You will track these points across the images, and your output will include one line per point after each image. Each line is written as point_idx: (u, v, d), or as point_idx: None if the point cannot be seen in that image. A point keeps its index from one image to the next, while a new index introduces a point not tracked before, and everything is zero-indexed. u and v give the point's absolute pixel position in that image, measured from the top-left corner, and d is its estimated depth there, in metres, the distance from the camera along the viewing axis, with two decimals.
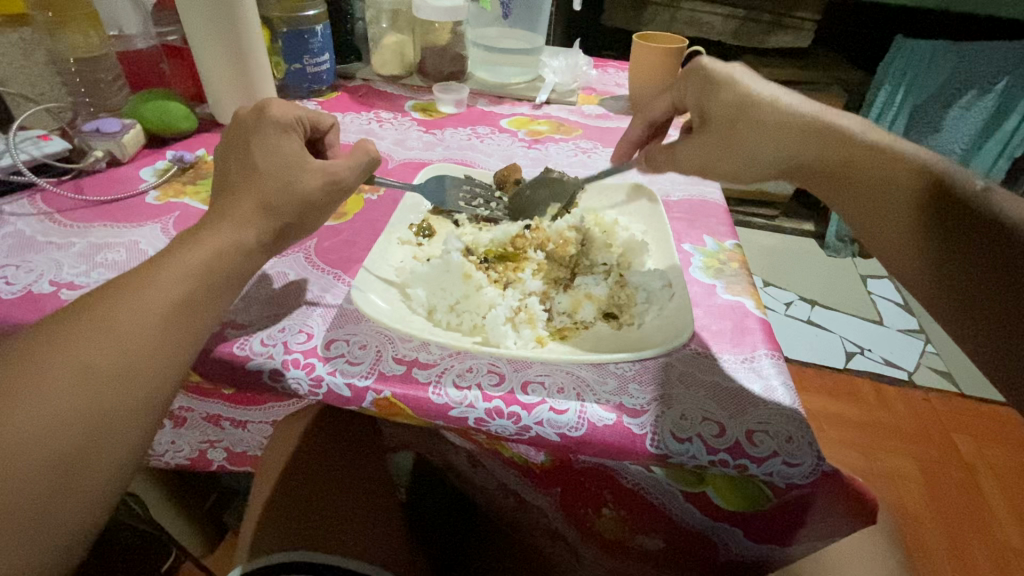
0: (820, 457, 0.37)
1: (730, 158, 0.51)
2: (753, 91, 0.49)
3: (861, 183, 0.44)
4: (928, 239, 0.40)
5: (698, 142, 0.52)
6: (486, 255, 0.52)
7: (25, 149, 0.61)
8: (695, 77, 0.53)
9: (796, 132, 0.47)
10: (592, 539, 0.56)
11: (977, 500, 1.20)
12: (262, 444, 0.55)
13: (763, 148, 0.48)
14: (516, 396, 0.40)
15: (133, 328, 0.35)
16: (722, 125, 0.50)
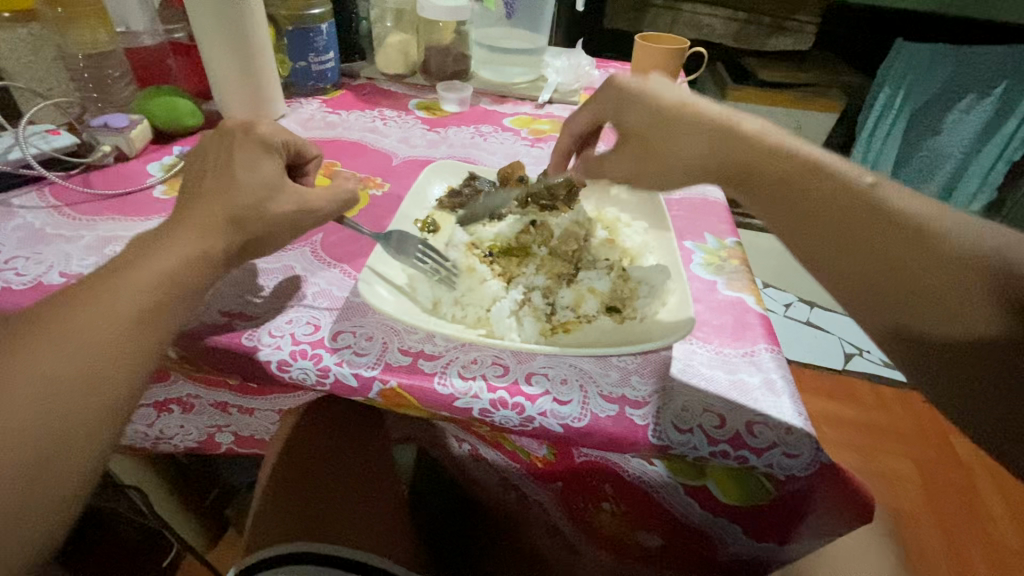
0: (819, 448, 0.38)
1: (653, 167, 0.50)
2: (672, 102, 0.49)
3: (796, 204, 0.43)
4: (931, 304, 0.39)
5: (619, 154, 0.52)
6: (490, 249, 0.53)
7: (34, 143, 0.62)
8: (611, 94, 0.53)
9: (720, 141, 0.46)
10: (592, 536, 0.56)
11: (974, 502, 1.20)
12: (269, 428, 0.56)
13: (688, 157, 0.47)
14: (520, 387, 0.41)
15: (117, 320, 0.35)
16: (637, 139, 0.51)
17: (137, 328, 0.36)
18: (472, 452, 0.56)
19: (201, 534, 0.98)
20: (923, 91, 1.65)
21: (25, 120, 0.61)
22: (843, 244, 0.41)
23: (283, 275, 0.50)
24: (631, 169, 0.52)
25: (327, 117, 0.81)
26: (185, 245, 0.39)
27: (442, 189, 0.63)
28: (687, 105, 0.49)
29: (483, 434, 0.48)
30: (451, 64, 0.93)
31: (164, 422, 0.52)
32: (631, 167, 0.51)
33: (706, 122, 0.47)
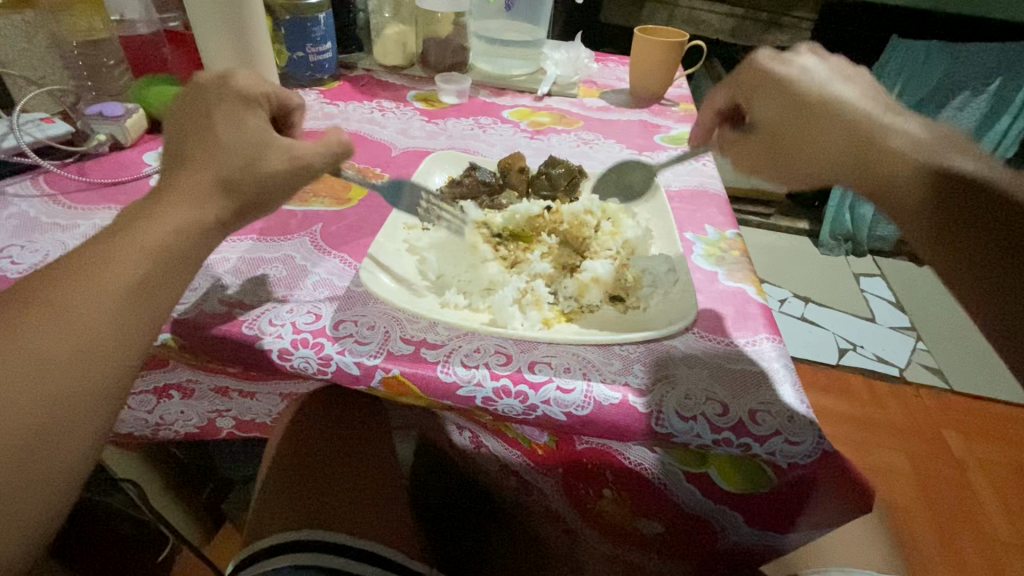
0: (821, 436, 0.38)
1: (787, 165, 0.50)
2: (805, 87, 0.48)
3: (903, 209, 0.42)
4: (958, 235, 0.38)
5: (748, 145, 0.53)
6: (501, 231, 0.53)
7: (28, 131, 0.61)
8: (747, 75, 0.52)
9: (855, 142, 0.45)
10: (590, 521, 0.57)
11: (966, 495, 1.22)
12: (271, 412, 0.55)
13: (819, 158, 0.47)
14: (524, 375, 0.41)
15: (103, 301, 0.34)
16: (769, 131, 0.51)
17: (118, 310, 0.35)
18: (473, 441, 0.55)
19: (196, 529, 0.97)
20: (919, 89, 1.67)
21: (18, 108, 0.60)
22: (975, 256, 0.38)
23: (283, 264, 0.49)
24: (760, 160, 0.53)
25: (324, 108, 0.81)
26: (186, 222, 0.39)
27: (442, 179, 0.64)
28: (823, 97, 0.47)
29: (485, 423, 0.48)
30: (449, 56, 0.93)
31: (162, 409, 0.52)
32: (763, 158, 0.52)
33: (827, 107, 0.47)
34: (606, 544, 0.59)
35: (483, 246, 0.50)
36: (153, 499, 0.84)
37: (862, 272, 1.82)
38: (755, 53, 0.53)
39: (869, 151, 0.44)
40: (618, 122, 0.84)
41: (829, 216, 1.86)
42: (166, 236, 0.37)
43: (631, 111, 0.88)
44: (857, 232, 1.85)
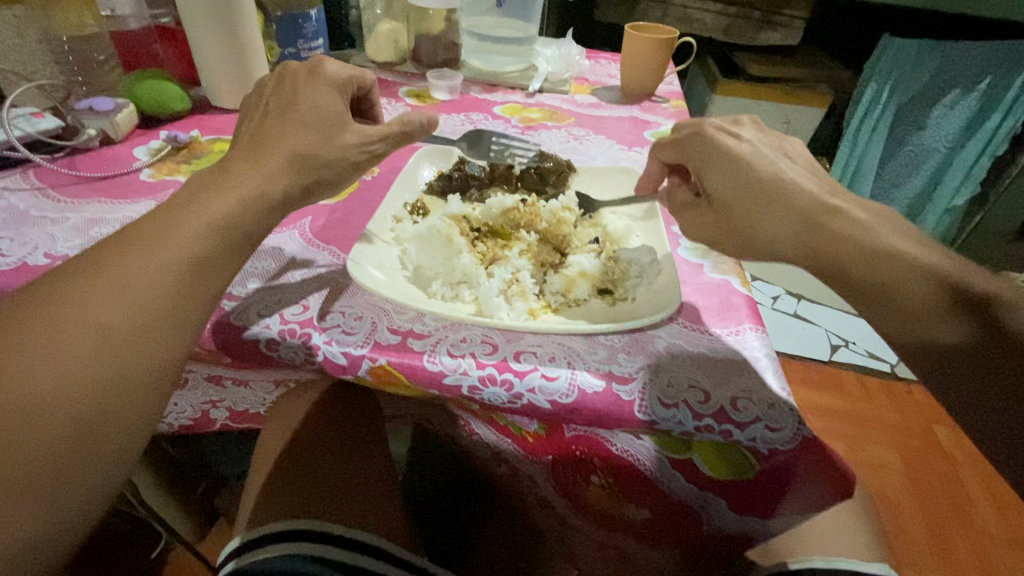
0: (801, 422, 0.39)
1: (734, 243, 0.45)
2: (764, 167, 0.44)
3: (906, 315, 0.36)
4: (951, 356, 0.35)
5: (702, 219, 0.47)
6: (478, 227, 0.53)
7: (18, 126, 0.61)
8: (698, 141, 0.47)
9: (815, 232, 0.40)
10: (581, 507, 0.59)
11: (957, 490, 1.23)
12: (264, 401, 0.56)
13: (781, 233, 0.41)
14: (509, 364, 0.41)
15: (148, 278, 0.34)
16: (725, 205, 0.44)
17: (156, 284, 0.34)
18: (467, 428, 0.56)
19: (188, 526, 0.97)
20: (909, 87, 1.68)
21: (8, 103, 0.61)
22: (965, 375, 0.34)
23: (272, 256, 0.49)
24: (712, 238, 0.46)
25: None
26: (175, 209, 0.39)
27: (432, 173, 0.64)
28: (780, 177, 0.43)
29: (474, 411, 0.48)
30: (441, 53, 0.93)
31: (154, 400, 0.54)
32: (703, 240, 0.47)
33: (795, 192, 0.42)
34: (596, 530, 0.61)
35: (458, 238, 0.50)
36: (145, 496, 0.84)
37: None
38: (703, 120, 0.48)
39: (853, 252, 0.38)
40: (608, 118, 0.84)
41: None
42: (170, 225, 0.38)
43: (621, 107, 0.89)
44: None
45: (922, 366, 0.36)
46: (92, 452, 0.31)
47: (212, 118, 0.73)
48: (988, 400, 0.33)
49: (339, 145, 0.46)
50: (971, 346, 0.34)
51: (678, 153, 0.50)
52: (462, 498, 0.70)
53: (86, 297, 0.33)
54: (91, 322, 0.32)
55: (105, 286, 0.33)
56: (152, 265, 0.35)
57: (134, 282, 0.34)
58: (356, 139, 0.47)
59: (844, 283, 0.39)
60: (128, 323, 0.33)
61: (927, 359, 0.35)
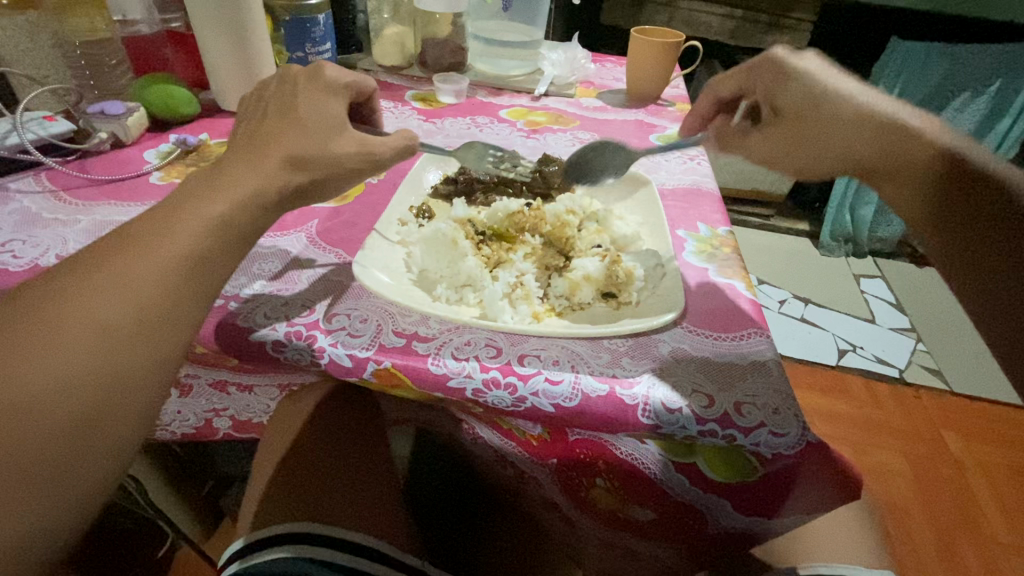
0: (806, 428, 0.38)
1: (792, 154, 0.55)
2: (821, 82, 0.53)
3: (917, 185, 0.46)
4: (949, 221, 0.44)
5: (763, 138, 0.56)
6: (484, 230, 0.54)
7: (31, 129, 0.62)
8: (768, 68, 0.57)
9: (861, 121, 0.49)
10: (585, 508, 0.59)
11: (965, 496, 1.22)
12: (267, 409, 0.58)
13: (824, 137, 0.51)
14: (513, 368, 0.41)
15: (153, 276, 0.35)
16: (789, 117, 0.54)
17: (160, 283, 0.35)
18: (471, 432, 0.57)
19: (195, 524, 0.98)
20: (919, 89, 1.66)
21: (21, 106, 0.62)
22: (966, 235, 0.43)
23: (278, 260, 0.50)
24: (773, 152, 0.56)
25: None
26: (179, 209, 0.39)
27: (439, 176, 0.64)
28: (835, 89, 0.52)
29: (477, 415, 0.49)
30: (448, 57, 0.94)
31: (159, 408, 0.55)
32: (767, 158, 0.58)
33: (838, 99, 0.51)
34: (600, 528, 0.62)
35: (464, 240, 0.50)
36: (152, 494, 0.85)
37: (862, 273, 1.82)
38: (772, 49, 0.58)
39: (888, 136, 0.48)
40: (614, 121, 0.84)
41: (829, 218, 1.87)
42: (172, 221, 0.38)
43: (627, 111, 0.89)
44: (856, 234, 1.86)
45: (928, 226, 0.45)
46: (94, 447, 0.32)
47: (220, 120, 0.74)
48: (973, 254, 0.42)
49: (345, 148, 0.46)
50: (963, 211, 0.43)
51: (746, 82, 0.60)
52: (468, 495, 0.69)
53: (89, 295, 0.34)
54: (82, 317, 0.33)
55: (109, 284, 0.34)
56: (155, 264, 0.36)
57: (136, 279, 0.35)
58: (360, 143, 0.47)
59: (881, 177, 0.49)
60: (130, 318, 0.34)
61: (930, 225, 0.45)
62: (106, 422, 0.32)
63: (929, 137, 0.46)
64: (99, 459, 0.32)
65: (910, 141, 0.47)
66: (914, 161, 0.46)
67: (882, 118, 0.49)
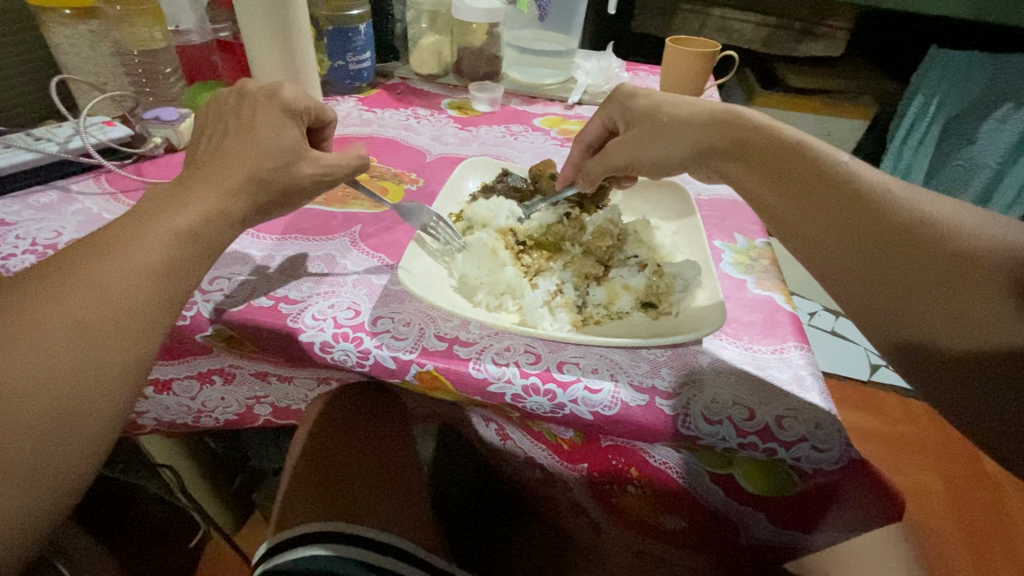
0: (849, 443, 0.38)
1: (651, 147, 0.53)
2: (665, 100, 0.54)
3: (792, 180, 0.45)
4: (836, 220, 0.43)
5: (627, 135, 0.54)
6: (523, 239, 0.55)
7: (93, 134, 0.65)
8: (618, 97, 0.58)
9: (721, 128, 0.50)
10: (616, 515, 0.59)
11: (1004, 520, 1.17)
12: (305, 399, 0.60)
13: (675, 138, 0.51)
14: (552, 374, 0.42)
15: (128, 274, 0.36)
16: (641, 121, 0.54)
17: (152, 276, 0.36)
18: (499, 433, 0.57)
19: (227, 517, 1.01)
20: (960, 99, 1.60)
21: (84, 112, 0.65)
22: (840, 235, 0.42)
23: (324, 263, 0.52)
24: (635, 147, 0.54)
25: (363, 114, 0.84)
26: None
27: (476, 183, 0.66)
28: (683, 106, 0.53)
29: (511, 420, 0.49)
30: (483, 66, 0.95)
31: (205, 396, 0.56)
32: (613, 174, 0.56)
33: (682, 111, 0.52)
34: (630, 535, 0.61)
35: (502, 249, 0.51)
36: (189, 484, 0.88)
37: None
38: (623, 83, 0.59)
39: (753, 140, 0.48)
40: None
41: None
42: None
43: None
44: None
45: (802, 230, 0.44)
46: (72, 440, 0.32)
47: None
48: (852, 255, 0.42)
49: None
50: (844, 211, 0.42)
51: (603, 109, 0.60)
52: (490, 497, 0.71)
53: (54, 290, 0.34)
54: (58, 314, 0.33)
55: (71, 280, 0.35)
56: (133, 262, 0.37)
57: (105, 275, 0.36)
58: None
59: (733, 164, 0.49)
60: (100, 316, 0.34)
61: (812, 226, 0.43)
62: (81, 417, 0.33)
63: (789, 140, 0.47)
64: (77, 450, 0.33)
65: (773, 145, 0.47)
66: (765, 148, 0.47)
67: (739, 123, 0.49)
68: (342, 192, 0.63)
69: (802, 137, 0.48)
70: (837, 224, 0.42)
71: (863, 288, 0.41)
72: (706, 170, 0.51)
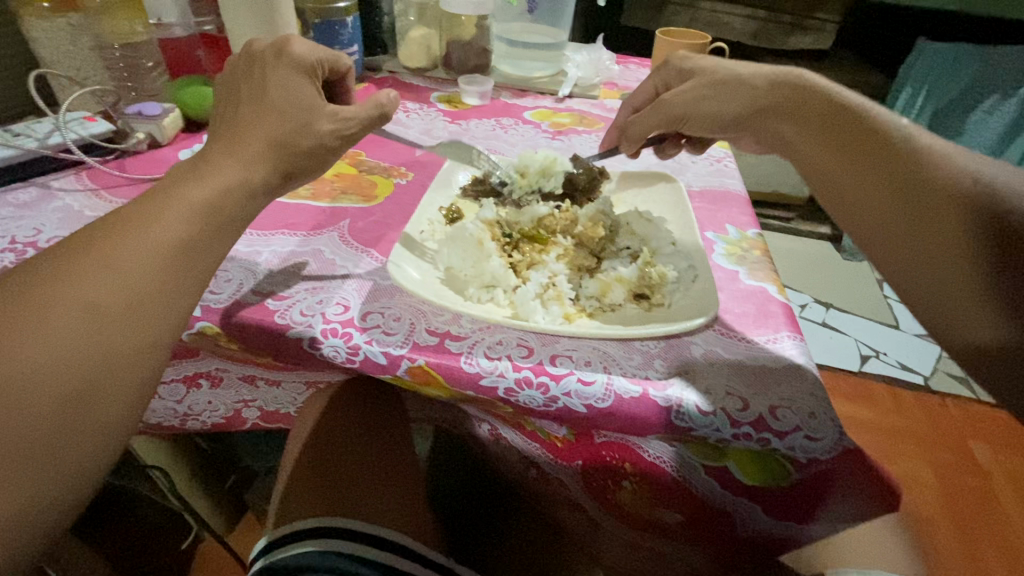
0: (842, 433, 0.38)
1: (708, 101, 0.54)
2: (725, 68, 0.55)
3: (844, 138, 0.44)
4: (884, 176, 0.41)
5: (684, 88, 0.56)
6: (515, 233, 0.54)
7: (73, 130, 0.64)
8: (676, 65, 0.61)
9: (779, 89, 0.50)
10: (610, 509, 0.59)
11: (992, 507, 1.18)
12: (293, 402, 0.60)
13: (731, 95, 0.53)
14: (545, 368, 0.41)
15: (142, 259, 0.35)
16: (704, 78, 0.56)
17: (147, 272, 0.35)
18: (492, 432, 0.58)
19: (219, 518, 1.00)
20: (948, 90, 1.62)
21: (64, 108, 0.64)
22: (885, 193, 0.40)
23: (311, 258, 0.51)
24: (689, 100, 0.55)
25: None
26: (217, 202, 0.39)
27: (467, 177, 0.65)
28: (741, 74, 0.53)
29: (505, 416, 0.49)
30: (472, 59, 0.94)
31: (192, 400, 0.58)
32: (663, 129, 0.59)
33: (739, 76, 0.53)
34: (627, 530, 0.62)
35: (490, 241, 0.51)
36: (180, 487, 0.87)
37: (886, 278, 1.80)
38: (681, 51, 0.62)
39: (808, 102, 0.48)
40: None
41: None
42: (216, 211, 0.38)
43: None
44: None
45: (842, 188, 0.43)
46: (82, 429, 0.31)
47: None
48: (898, 212, 0.40)
49: None
50: (894, 168, 0.41)
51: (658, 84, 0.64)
52: (488, 496, 0.69)
53: (66, 278, 0.33)
54: (73, 299, 0.32)
55: (83, 268, 0.33)
56: (146, 249, 0.35)
57: (122, 259, 0.34)
58: None
59: (784, 120, 0.49)
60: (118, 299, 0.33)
61: (855, 181, 0.42)
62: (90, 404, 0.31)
63: (846, 102, 0.46)
64: (90, 441, 0.31)
65: (827, 106, 0.47)
66: (820, 106, 0.47)
67: (796, 87, 0.49)
68: (330, 187, 0.62)
69: (860, 102, 0.47)
70: (881, 180, 0.41)
71: (908, 250, 0.39)
72: (761, 131, 0.51)
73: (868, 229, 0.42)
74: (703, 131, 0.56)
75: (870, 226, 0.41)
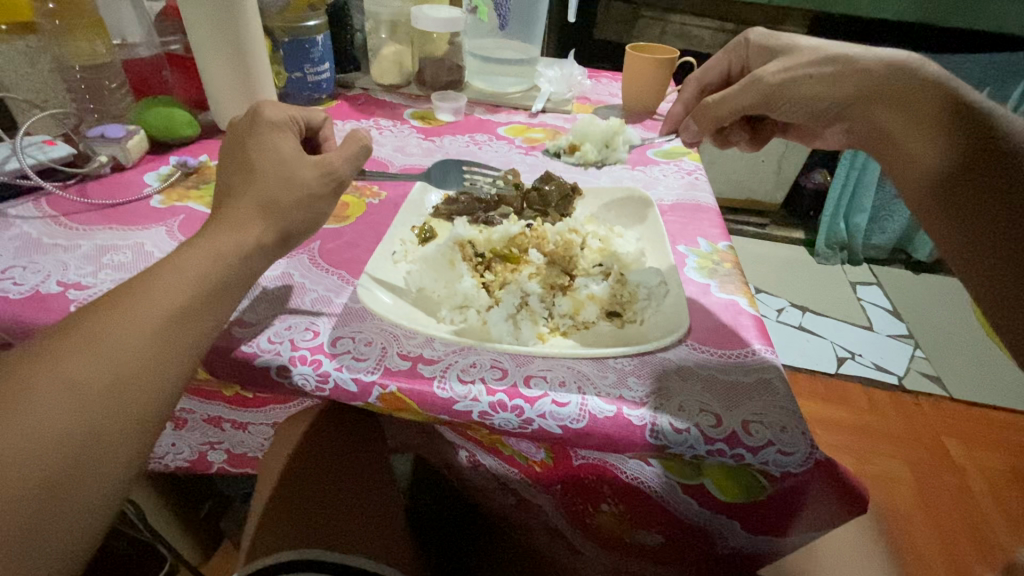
0: (813, 446, 0.38)
1: (811, 81, 0.51)
2: (829, 51, 0.52)
3: (956, 137, 0.43)
4: (986, 181, 0.40)
5: (783, 64, 0.53)
6: (487, 254, 0.53)
7: (31, 153, 0.62)
8: (752, 49, 0.62)
9: (893, 74, 0.47)
10: (591, 536, 0.59)
11: (968, 502, 1.21)
12: (262, 445, 0.59)
13: (836, 75, 0.50)
14: (519, 390, 0.41)
15: (132, 336, 0.34)
16: (806, 54, 0.54)
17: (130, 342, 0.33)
18: (472, 459, 0.58)
19: (190, 547, 0.96)
20: None
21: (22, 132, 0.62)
22: (985, 199, 0.39)
23: (281, 280, 0.50)
24: (787, 78, 0.53)
25: None
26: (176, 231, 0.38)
27: (438, 197, 0.65)
28: (849, 57, 0.50)
29: (481, 439, 0.49)
30: (445, 75, 0.94)
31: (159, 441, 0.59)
32: (754, 108, 0.55)
33: (842, 59, 0.50)
34: (605, 555, 0.61)
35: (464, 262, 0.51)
36: (150, 517, 0.84)
37: (858, 281, 1.85)
38: (756, 29, 0.63)
39: (921, 93, 0.46)
40: None
41: (823, 226, 1.90)
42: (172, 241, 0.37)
43: None
44: (852, 242, 1.90)
45: (939, 186, 0.42)
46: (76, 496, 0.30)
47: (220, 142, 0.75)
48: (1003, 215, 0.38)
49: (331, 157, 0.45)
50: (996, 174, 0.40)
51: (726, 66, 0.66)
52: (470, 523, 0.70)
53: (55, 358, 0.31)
54: (61, 381, 0.31)
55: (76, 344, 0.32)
56: (132, 320, 0.34)
57: (108, 335, 0.33)
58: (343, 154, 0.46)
59: (889, 110, 0.46)
60: (103, 373, 0.32)
61: (958, 181, 0.41)
62: (89, 461, 0.30)
63: (963, 102, 0.44)
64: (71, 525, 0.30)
65: (941, 102, 0.45)
66: (934, 99, 0.45)
67: (912, 75, 0.47)
68: None
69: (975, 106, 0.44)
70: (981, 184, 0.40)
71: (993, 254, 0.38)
72: (857, 116, 0.49)
73: (962, 226, 0.40)
74: (793, 117, 0.54)
75: (965, 226, 0.40)
